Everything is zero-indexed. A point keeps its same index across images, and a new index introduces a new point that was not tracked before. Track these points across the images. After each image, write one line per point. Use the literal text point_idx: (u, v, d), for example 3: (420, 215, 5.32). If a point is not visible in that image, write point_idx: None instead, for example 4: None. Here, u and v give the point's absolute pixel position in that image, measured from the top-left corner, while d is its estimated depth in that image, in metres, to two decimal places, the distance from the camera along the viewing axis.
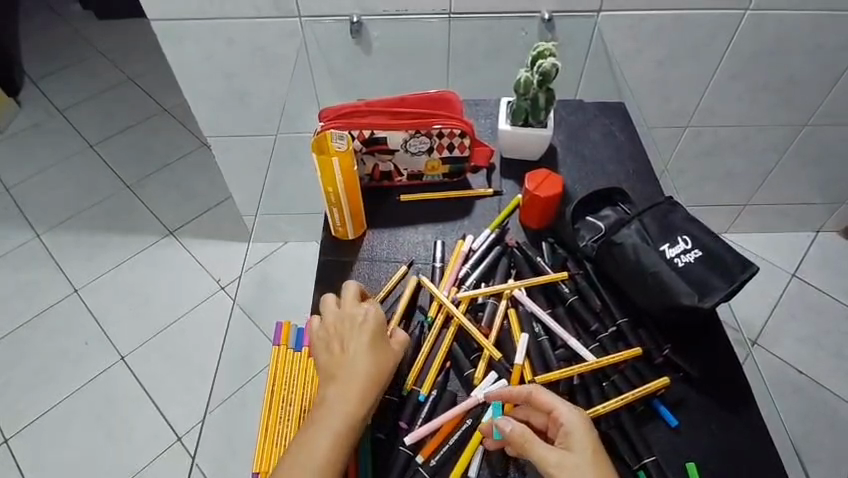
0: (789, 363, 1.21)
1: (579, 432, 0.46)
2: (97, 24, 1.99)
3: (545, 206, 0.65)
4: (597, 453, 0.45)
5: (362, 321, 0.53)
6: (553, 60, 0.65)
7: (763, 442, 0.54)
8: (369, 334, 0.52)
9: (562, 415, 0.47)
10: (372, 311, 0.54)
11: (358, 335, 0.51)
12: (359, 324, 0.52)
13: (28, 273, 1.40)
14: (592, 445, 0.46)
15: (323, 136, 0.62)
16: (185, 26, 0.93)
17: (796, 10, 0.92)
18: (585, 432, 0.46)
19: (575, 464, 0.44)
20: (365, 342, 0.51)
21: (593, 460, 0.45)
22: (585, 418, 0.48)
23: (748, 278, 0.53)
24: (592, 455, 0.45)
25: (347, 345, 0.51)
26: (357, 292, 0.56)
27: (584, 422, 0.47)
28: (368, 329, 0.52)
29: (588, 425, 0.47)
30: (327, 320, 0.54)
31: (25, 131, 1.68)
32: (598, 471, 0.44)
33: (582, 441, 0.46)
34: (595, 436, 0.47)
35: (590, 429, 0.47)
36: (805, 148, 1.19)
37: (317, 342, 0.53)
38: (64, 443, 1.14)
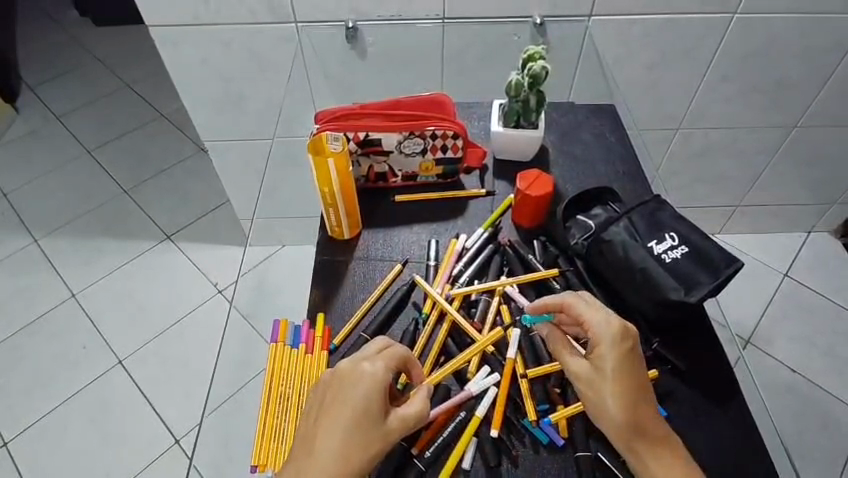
0: (784, 362, 1.23)
1: (603, 348, 0.48)
2: (94, 31, 2.01)
3: (536, 206, 0.66)
4: (620, 370, 0.47)
5: (352, 389, 0.46)
6: (543, 63, 0.66)
7: (751, 434, 0.55)
8: (351, 411, 0.45)
9: (590, 328, 0.50)
10: (370, 388, 0.46)
11: (338, 408, 0.45)
12: (346, 393, 0.46)
13: (27, 277, 1.40)
14: (619, 359, 0.48)
15: (318, 138, 0.63)
16: (182, 31, 0.95)
17: (783, 14, 0.94)
18: (611, 348, 0.48)
19: (594, 380, 0.48)
20: (343, 421, 0.45)
21: (613, 377, 0.47)
22: (618, 333, 0.48)
23: (732, 273, 0.55)
24: (613, 374, 0.47)
25: (327, 415, 0.46)
26: (380, 352, 0.49)
27: (613, 338, 0.48)
28: (353, 404, 0.45)
29: (616, 342, 0.48)
30: (330, 375, 0.48)
31: (23, 137, 1.69)
32: (617, 388, 0.47)
33: (605, 357, 0.48)
34: (623, 353, 0.48)
35: (619, 345, 0.48)
36: (795, 149, 1.21)
37: (315, 395, 0.49)
38: (63, 446, 1.14)
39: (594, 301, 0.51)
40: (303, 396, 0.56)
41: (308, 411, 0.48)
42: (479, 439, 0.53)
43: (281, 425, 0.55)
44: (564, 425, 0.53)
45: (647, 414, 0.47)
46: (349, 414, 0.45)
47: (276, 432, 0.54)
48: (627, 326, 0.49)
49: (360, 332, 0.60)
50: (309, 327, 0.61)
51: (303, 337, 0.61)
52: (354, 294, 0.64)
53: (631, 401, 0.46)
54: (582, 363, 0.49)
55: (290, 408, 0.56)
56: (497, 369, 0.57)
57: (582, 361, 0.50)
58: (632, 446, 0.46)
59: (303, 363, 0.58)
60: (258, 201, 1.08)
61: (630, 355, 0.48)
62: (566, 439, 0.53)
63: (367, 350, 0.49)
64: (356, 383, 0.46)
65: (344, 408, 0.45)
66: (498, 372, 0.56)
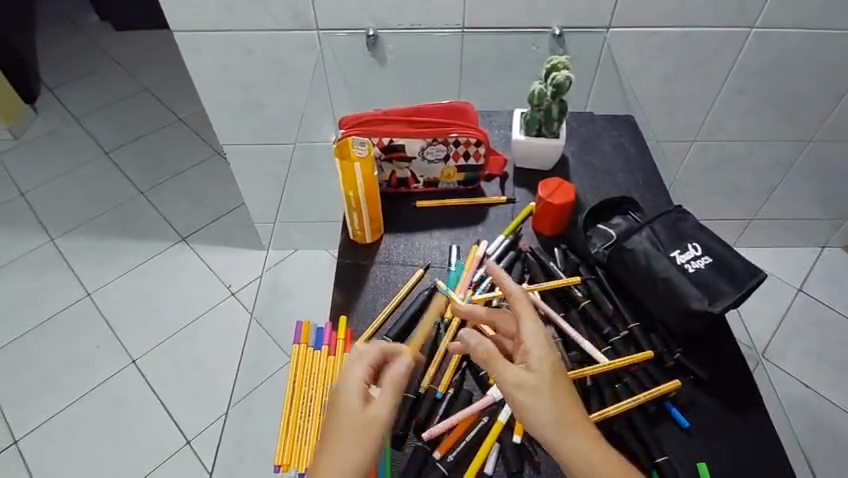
0: (798, 377, 1.21)
1: (539, 353, 0.48)
2: (113, 35, 2.04)
3: (558, 213, 0.67)
4: (555, 371, 0.48)
5: (342, 400, 0.48)
6: (567, 73, 0.67)
7: (772, 444, 0.55)
8: (348, 407, 0.48)
9: (525, 334, 0.49)
10: (357, 382, 0.49)
11: (335, 422, 0.47)
12: (340, 395, 0.48)
13: (42, 276, 1.42)
14: (552, 364, 0.48)
15: (345, 142, 0.64)
16: (203, 37, 0.96)
17: (799, 29, 0.94)
18: (547, 353, 0.48)
19: (535, 385, 0.46)
20: (345, 417, 0.47)
21: (551, 379, 0.47)
22: (547, 339, 0.50)
23: (756, 284, 0.55)
24: (552, 376, 0.47)
25: (332, 420, 0.48)
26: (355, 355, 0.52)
27: (545, 342, 0.49)
28: (348, 400, 0.48)
29: (548, 347, 0.49)
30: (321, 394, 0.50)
31: (42, 137, 1.72)
32: (556, 389, 0.47)
33: (542, 361, 0.48)
34: (554, 357, 0.49)
35: (552, 351, 0.49)
36: (809, 164, 1.21)
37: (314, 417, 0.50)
38: (73, 445, 1.15)
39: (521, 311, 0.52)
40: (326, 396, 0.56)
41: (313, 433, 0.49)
42: (502, 444, 0.53)
43: (304, 425, 0.55)
44: None
45: (579, 419, 0.46)
46: (346, 423, 0.47)
47: (299, 433, 0.55)
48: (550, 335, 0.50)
49: (383, 334, 0.61)
50: (331, 329, 0.62)
51: (326, 338, 0.61)
52: (375, 298, 0.65)
53: (565, 405, 0.46)
54: (519, 369, 0.48)
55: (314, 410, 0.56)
56: None
57: (519, 369, 0.48)
58: (579, 446, 0.45)
59: (326, 364, 0.59)
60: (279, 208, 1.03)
61: (558, 360, 0.49)
62: None
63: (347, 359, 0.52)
64: (346, 385, 0.49)
65: (341, 407, 0.48)
66: None
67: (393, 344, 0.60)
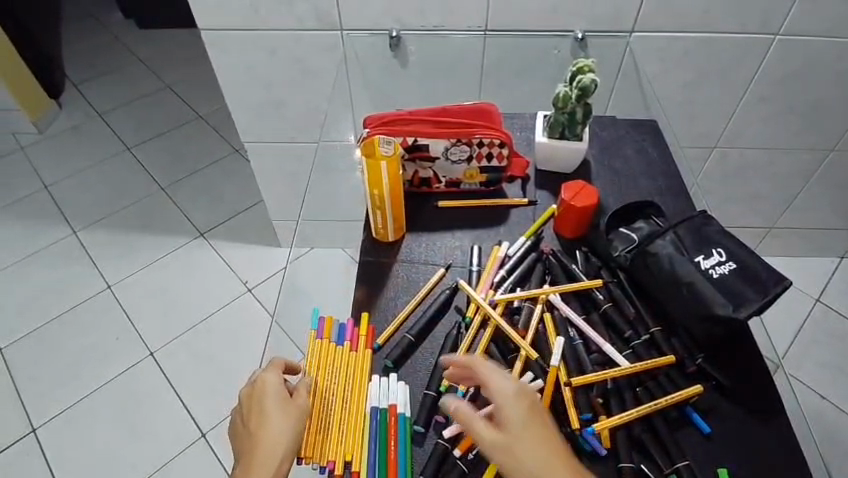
0: (815, 389, 1.20)
1: (507, 407, 0.47)
2: (136, 33, 2.08)
3: (581, 216, 0.67)
4: (531, 415, 0.47)
5: (262, 389, 0.53)
6: (592, 76, 0.67)
7: (794, 452, 0.54)
8: (272, 394, 0.53)
9: (492, 391, 0.49)
10: (276, 377, 0.54)
11: (260, 408, 0.52)
12: (262, 387, 0.53)
13: (62, 268, 1.45)
14: (522, 415, 0.47)
15: (371, 141, 0.65)
16: (229, 36, 0.98)
17: (825, 36, 0.93)
18: (515, 406, 0.47)
19: (506, 442, 0.46)
20: (270, 405, 0.52)
21: (523, 432, 0.46)
22: (515, 390, 0.49)
23: (781, 291, 0.54)
24: (522, 427, 0.46)
25: (256, 410, 0.52)
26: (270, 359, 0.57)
27: (513, 394, 0.48)
28: (270, 390, 0.53)
29: (521, 393, 0.48)
30: (242, 396, 0.54)
31: (65, 132, 1.75)
32: (529, 441, 0.46)
33: (511, 416, 0.47)
34: (529, 402, 0.48)
35: (523, 401, 0.48)
36: (831, 173, 1.20)
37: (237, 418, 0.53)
38: (90, 434, 1.17)
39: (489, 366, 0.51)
40: (348, 392, 0.56)
41: (239, 430, 0.52)
42: None
43: (326, 420, 0.54)
44: (607, 436, 0.53)
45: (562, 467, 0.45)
46: (270, 404, 0.52)
47: (322, 427, 0.54)
48: (521, 385, 0.49)
49: (405, 332, 0.61)
50: (353, 325, 0.62)
51: (347, 334, 0.61)
52: (397, 295, 0.65)
53: (543, 455, 0.45)
54: (491, 428, 0.47)
55: (335, 405, 0.55)
56: (540, 375, 0.57)
57: (492, 427, 0.48)
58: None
59: (348, 359, 0.59)
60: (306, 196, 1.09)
61: (536, 404, 0.48)
62: (609, 450, 0.53)
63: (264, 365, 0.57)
64: (266, 378, 0.54)
65: (264, 396, 0.52)
66: (542, 378, 0.56)
67: (414, 342, 0.61)
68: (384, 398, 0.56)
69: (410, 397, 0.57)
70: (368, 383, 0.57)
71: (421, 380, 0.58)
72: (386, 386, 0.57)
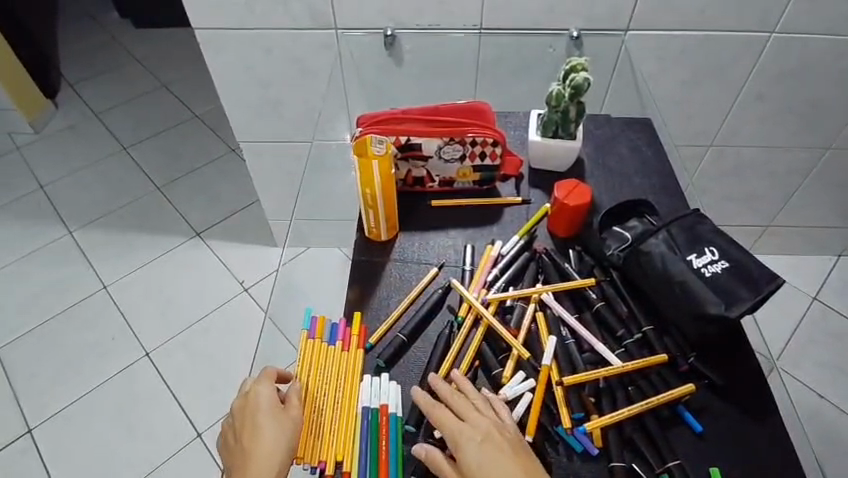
0: (811, 388, 1.20)
1: (462, 449, 0.48)
2: (133, 32, 2.07)
3: (573, 215, 0.67)
4: (484, 452, 0.47)
5: (254, 402, 0.53)
6: (586, 75, 0.67)
7: (787, 451, 0.54)
8: (263, 405, 0.53)
9: (446, 436, 0.50)
10: (267, 388, 0.54)
11: (253, 420, 0.52)
12: (254, 399, 0.53)
13: (59, 268, 1.44)
14: (477, 455, 0.47)
15: (363, 140, 0.65)
16: (224, 35, 0.98)
17: (822, 34, 0.93)
18: (469, 446, 0.48)
19: None
20: (262, 416, 0.52)
21: (480, 473, 0.46)
22: (469, 431, 0.49)
23: (774, 289, 0.54)
24: (478, 467, 0.46)
25: (248, 423, 0.52)
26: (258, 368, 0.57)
27: (467, 435, 0.49)
28: (262, 401, 0.53)
29: (473, 431, 0.49)
30: (235, 409, 0.55)
31: (62, 131, 1.75)
32: None
33: (466, 457, 0.47)
34: (483, 438, 0.48)
35: (477, 439, 0.48)
36: (828, 171, 1.20)
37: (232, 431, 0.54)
38: (87, 435, 1.16)
39: (444, 409, 0.52)
40: (341, 390, 0.56)
41: (234, 443, 0.53)
42: None
43: (318, 419, 0.54)
44: (598, 435, 0.53)
45: None
46: (263, 416, 0.52)
47: (313, 427, 0.54)
48: (475, 424, 0.49)
49: (397, 331, 0.61)
50: (345, 325, 0.62)
51: (340, 334, 0.61)
52: (389, 295, 0.65)
53: None
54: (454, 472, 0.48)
55: (327, 404, 0.55)
56: (532, 374, 0.57)
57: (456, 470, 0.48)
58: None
59: (341, 358, 0.59)
60: (298, 197, 1.09)
61: (492, 438, 0.48)
62: (600, 449, 0.53)
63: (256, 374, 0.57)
64: (257, 390, 0.54)
65: (256, 408, 0.53)
66: (533, 378, 0.56)
67: (406, 342, 0.60)
68: (375, 397, 0.56)
69: (402, 396, 0.56)
70: (360, 381, 0.57)
71: (413, 379, 0.58)
72: (378, 385, 0.57)
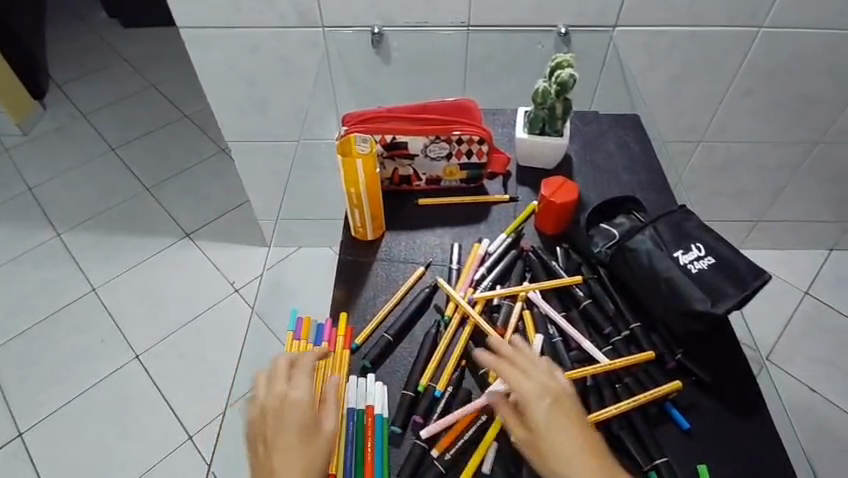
0: (803, 381, 1.20)
1: (532, 406, 0.49)
2: (121, 32, 2.05)
3: (560, 212, 0.66)
4: (552, 413, 0.48)
5: (287, 415, 0.49)
6: (571, 71, 0.66)
7: (775, 447, 0.54)
8: (302, 408, 0.50)
9: (515, 391, 0.50)
10: (304, 389, 0.51)
11: (283, 436, 0.48)
12: (290, 398, 0.50)
13: (48, 271, 1.43)
14: (548, 414, 0.48)
15: (347, 139, 0.64)
16: (210, 34, 0.97)
17: (810, 29, 0.93)
18: (539, 404, 0.48)
19: (532, 440, 0.48)
20: (299, 420, 0.49)
21: (550, 430, 0.47)
22: (540, 390, 0.49)
23: (760, 285, 0.54)
24: (548, 425, 0.47)
25: (282, 423, 0.49)
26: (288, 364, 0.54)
27: (537, 394, 0.49)
28: (299, 403, 0.50)
29: (542, 391, 0.49)
30: (263, 404, 0.51)
31: (49, 133, 1.73)
32: (557, 439, 0.47)
33: (536, 414, 0.48)
34: (551, 400, 0.49)
35: (547, 400, 0.49)
36: (818, 165, 1.20)
37: (256, 430, 0.50)
38: (77, 439, 1.15)
39: (513, 366, 0.52)
40: None
41: (258, 444, 0.49)
42: (500, 443, 0.53)
43: None
44: None
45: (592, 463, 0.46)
46: (295, 434, 0.48)
47: None
48: (546, 384, 0.50)
49: (383, 331, 0.61)
50: (331, 326, 0.61)
51: (325, 335, 0.61)
52: (376, 295, 0.65)
53: (572, 450, 0.46)
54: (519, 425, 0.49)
55: None
56: None
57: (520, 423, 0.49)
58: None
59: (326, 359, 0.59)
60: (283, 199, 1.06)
61: (560, 401, 0.49)
62: None
63: (285, 369, 0.53)
64: (294, 389, 0.51)
65: (293, 409, 0.50)
66: None
67: (392, 342, 0.60)
68: (361, 399, 0.56)
69: (387, 397, 0.56)
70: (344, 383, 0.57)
71: (399, 379, 0.58)
72: (363, 387, 0.56)
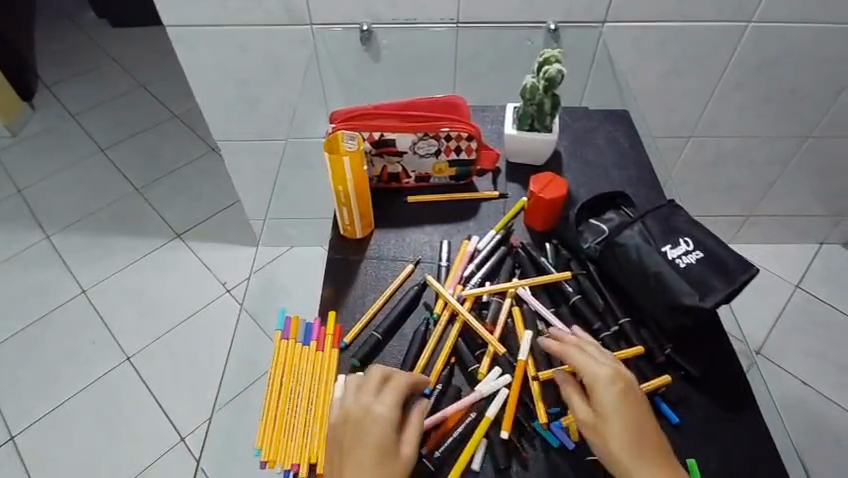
0: (794, 374, 1.21)
1: (602, 391, 0.49)
2: (110, 32, 2.04)
3: (550, 208, 0.66)
4: (623, 402, 0.48)
5: (367, 429, 0.48)
6: (559, 66, 0.66)
7: (764, 441, 0.54)
8: (383, 428, 0.48)
9: (586, 374, 0.50)
10: (390, 406, 0.50)
11: (360, 452, 0.48)
12: (374, 414, 0.49)
13: (38, 273, 1.42)
14: (618, 401, 0.48)
15: (334, 136, 0.63)
16: (198, 32, 0.96)
17: (799, 23, 0.94)
18: (610, 391, 0.48)
19: (597, 423, 0.48)
20: (377, 440, 0.48)
21: (619, 418, 0.47)
22: (611, 377, 0.49)
23: (748, 279, 0.54)
24: (617, 412, 0.47)
25: (360, 438, 0.48)
26: (382, 374, 0.52)
27: (608, 380, 0.49)
28: (383, 422, 0.49)
29: (615, 378, 0.49)
30: (346, 408, 0.50)
31: (38, 134, 1.72)
32: (625, 427, 0.47)
33: (606, 399, 0.48)
34: (623, 388, 0.49)
35: (618, 387, 0.49)
36: (808, 159, 1.21)
37: (335, 433, 0.50)
38: (69, 442, 1.14)
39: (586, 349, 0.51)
40: (315, 393, 0.56)
41: (336, 449, 0.49)
42: (489, 440, 0.53)
43: (291, 421, 0.54)
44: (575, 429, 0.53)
45: (655, 455, 0.46)
46: (371, 455, 0.47)
47: (287, 429, 0.54)
48: (619, 372, 0.49)
49: (372, 330, 0.60)
50: (319, 324, 0.61)
51: (314, 334, 0.60)
52: (364, 294, 0.64)
53: (636, 440, 0.47)
54: (584, 407, 0.49)
55: (302, 407, 0.55)
56: (507, 370, 0.56)
57: (585, 406, 0.49)
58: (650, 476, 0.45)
59: (315, 358, 0.58)
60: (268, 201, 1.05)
61: (631, 390, 0.49)
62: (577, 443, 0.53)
63: (375, 378, 0.52)
64: (379, 405, 0.50)
65: (374, 426, 0.49)
66: (509, 373, 0.56)
67: (381, 341, 0.60)
68: None
69: None
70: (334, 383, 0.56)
71: None
72: None
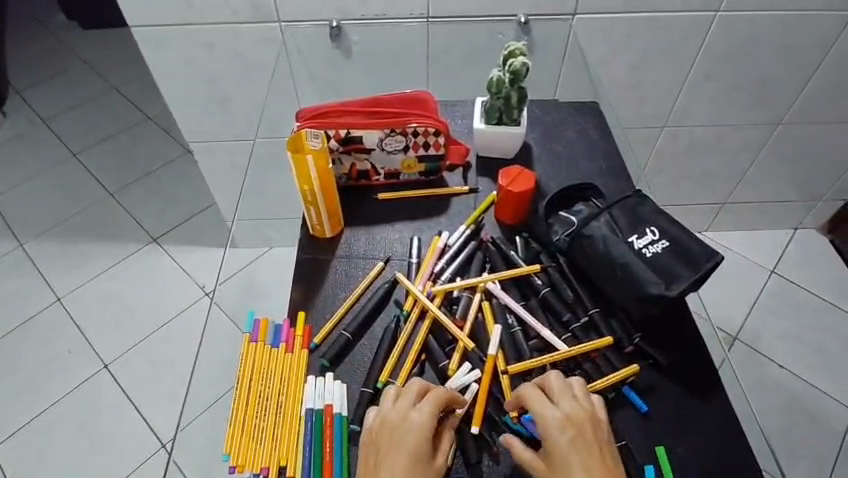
0: (772, 358, 1.23)
1: (550, 438, 0.46)
2: (80, 34, 1.99)
3: (519, 201, 0.66)
4: (574, 449, 0.45)
5: (404, 438, 0.46)
6: (523, 59, 0.66)
7: (732, 425, 0.55)
8: (419, 437, 0.46)
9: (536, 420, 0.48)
10: (428, 416, 0.48)
11: (394, 458, 0.46)
12: (410, 422, 0.47)
13: (11, 282, 1.39)
14: (564, 449, 0.45)
15: (298, 135, 0.63)
16: (163, 32, 0.94)
17: (765, 11, 0.94)
18: (557, 439, 0.46)
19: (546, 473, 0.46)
20: (410, 449, 0.46)
21: (564, 467, 0.45)
22: (561, 423, 0.47)
23: (712, 267, 0.54)
24: (563, 461, 0.45)
25: (393, 447, 0.46)
26: (421, 386, 0.50)
27: (556, 426, 0.47)
28: (419, 431, 0.47)
29: (565, 423, 0.47)
30: (381, 415, 0.49)
31: (8, 141, 1.68)
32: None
33: (553, 447, 0.46)
34: (575, 435, 0.46)
35: (566, 434, 0.46)
36: (779, 146, 1.22)
37: (367, 441, 0.48)
38: (47, 453, 1.13)
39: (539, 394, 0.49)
40: (283, 394, 0.55)
41: (367, 456, 0.47)
42: (460, 436, 0.52)
43: (261, 423, 0.54)
44: None
45: None
46: (404, 463, 0.45)
47: (256, 432, 0.53)
48: (569, 418, 0.47)
49: (342, 329, 0.60)
50: (288, 326, 0.60)
51: (283, 335, 0.60)
52: (335, 293, 0.64)
53: None
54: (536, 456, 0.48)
55: (270, 409, 0.54)
56: (478, 365, 0.57)
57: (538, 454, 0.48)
58: None
59: (282, 360, 0.58)
60: (240, 201, 1.04)
61: (583, 436, 0.46)
62: None
63: (414, 388, 0.50)
64: (416, 413, 0.48)
65: (409, 435, 0.46)
66: (479, 369, 0.56)
67: (351, 340, 0.59)
68: (319, 399, 0.55)
69: (346, 396, 0.55)
70: (304, 383, 0.56)
71: (357, 377, 0.57)
72: (321, 386, 0.56)
